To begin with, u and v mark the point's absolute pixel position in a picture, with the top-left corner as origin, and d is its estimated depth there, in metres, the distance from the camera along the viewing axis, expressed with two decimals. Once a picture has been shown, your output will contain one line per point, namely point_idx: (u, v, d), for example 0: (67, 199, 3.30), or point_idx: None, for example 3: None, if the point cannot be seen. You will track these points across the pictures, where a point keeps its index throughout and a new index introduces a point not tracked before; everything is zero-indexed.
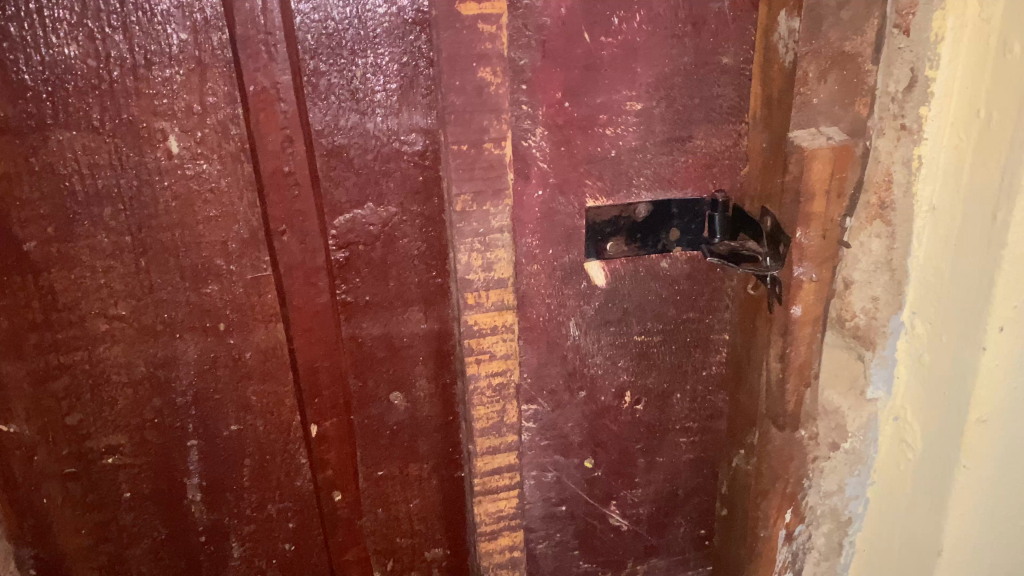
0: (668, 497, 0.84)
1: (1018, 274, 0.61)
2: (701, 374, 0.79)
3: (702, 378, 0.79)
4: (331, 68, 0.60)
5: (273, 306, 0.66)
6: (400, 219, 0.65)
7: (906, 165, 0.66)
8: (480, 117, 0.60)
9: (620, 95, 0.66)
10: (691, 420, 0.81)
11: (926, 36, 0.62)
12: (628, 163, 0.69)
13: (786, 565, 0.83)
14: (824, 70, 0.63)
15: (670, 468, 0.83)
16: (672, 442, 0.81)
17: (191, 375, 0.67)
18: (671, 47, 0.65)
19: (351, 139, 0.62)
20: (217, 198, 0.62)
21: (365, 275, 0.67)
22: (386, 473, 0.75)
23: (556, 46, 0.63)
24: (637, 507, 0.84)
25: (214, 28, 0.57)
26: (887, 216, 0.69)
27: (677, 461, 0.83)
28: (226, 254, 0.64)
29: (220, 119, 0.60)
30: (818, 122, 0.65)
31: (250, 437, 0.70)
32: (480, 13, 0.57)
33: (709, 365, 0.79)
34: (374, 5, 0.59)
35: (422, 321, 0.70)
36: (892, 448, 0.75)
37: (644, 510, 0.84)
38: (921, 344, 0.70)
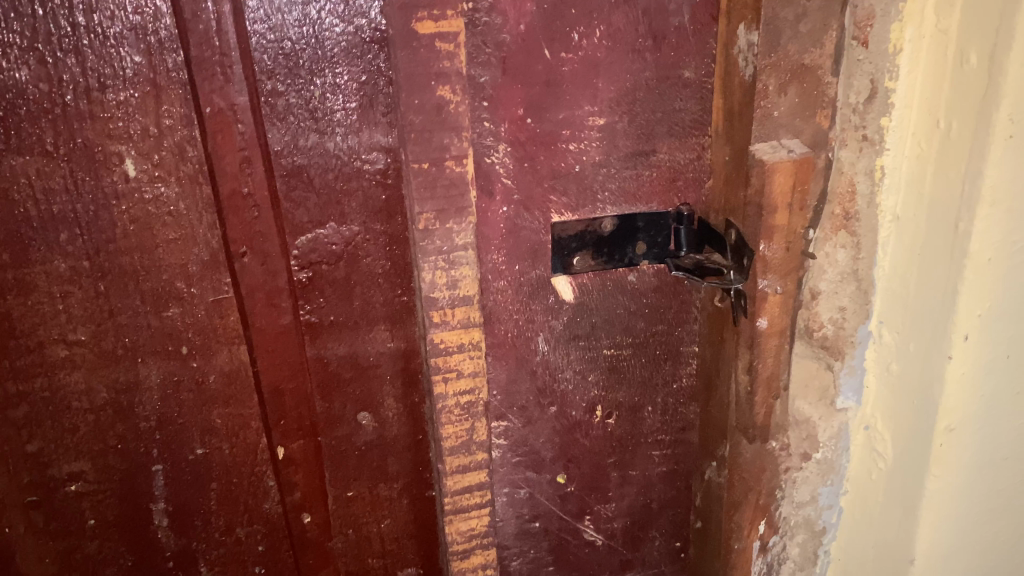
0: (642, 511, 0.84)
1: (981, 283, 0.61)
2: (672, 387, 0.79)
3: (673, 390, 0.79)
4: (289, 88, 0.59)
5: (235, 328, 0.66)
6: (363, 238, 0.65)
7: (869, 176, 0.66)
8: (440, 135, 0.60)
9: (582, 110, 0.66)
10: (663, 433, 0.81)
11: (885, 48, 0.62)
12: (592, 178, 0.69)
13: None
14: (783, 83, 0.64)
15: (643, 481, 0.82)
16: (644, 455, 0.81)
17: (154, 400, 0.66)
18: (632, 62, 0.65)
19: (311, 160, 0.62)
20: (176, 221, 0.61)
21: (329, 294, 0.66)
22: (356, 493, 0.74)
23: (516, 63, 0.63)
24: (611, 521, 0.83)
25: (169, 50, 0.57)
26: (851, 226, 0.69)
27: (650, 474, 0.82)
28: (186, 276, 0.63)
29: (177, 141, 0.59)
30: (779, 135, 0.65)
31: (216, 460, 0.69)
32: (438, 31, 0.57)
33: (679, 377, 0.79)
34: (331, 24, 0.58)
35: (389, 339, 0.69)
36: (864, 457, 0.75)
37: (619, 524, 0.84)
38: (889, 352, 0.70)
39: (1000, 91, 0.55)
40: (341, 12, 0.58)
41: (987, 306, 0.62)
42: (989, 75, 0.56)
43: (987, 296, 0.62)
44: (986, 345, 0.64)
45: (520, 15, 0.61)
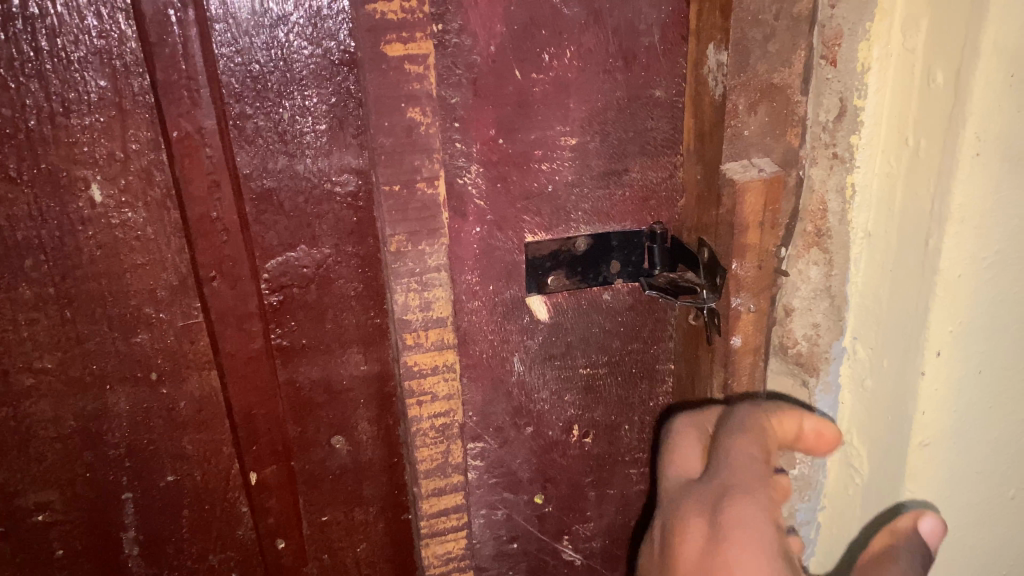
0: (621, 530, 0.83)
1: (952, 299, 0.62)
2: (648, 406, 0.79)
3: (650, 409, 0.79)
4: (257, 111, 0.59)
5: (206, 353, 0.65)
6: (334, 260, 0.64)
7: (840, 193, 0.66)
8: (411, 157, 0.60)
9: (554, 130, 0.66)
10: (641, 451, 0.80)
11: (853, 67, 0.62)
12: (565, 198, 0.68)
13: None
14: (752, 102, 0.64)
15: (621, 500, 0.82)
16: (622, 473, 0.81)
17: (124, 427, 0.65)
18: (602, 82, 0.65)
19: (280, 182, 0.61)
20: (144, 245, 0.60)
21: (301, 318, 0.65)
22: (330, 518, 0.73)
23: (486, 84, 0.63)
24: (590, 541, 0.83)
25: (134, 74, 0.56)
26: (823, 243, 0.69)
27: (628, 493, 0.82)
28: (155, 301, 0.62)
29: (144, 165, 0.58)
30: (750, 154, 0.65)
31: (188, 487, 0.68)
32: (407, 53, 0.57)
33: (656, 396, 0.79)
34: (299, 47, 0.58)
35: (362, 362, 0.68)
36: (841, 474, 0.75)
37: (598, 543, 0.83)
38: (864, 368, 0.70)
39: (967, 108, 0.56)
40: (309, 34, 0.57)
41: (958, 322, 0.63)
42: (955, 94, 0.57)
43: (957, 312, 0.62)
44: (958, 360, 0.64)
45: (491, 36, 0.61)
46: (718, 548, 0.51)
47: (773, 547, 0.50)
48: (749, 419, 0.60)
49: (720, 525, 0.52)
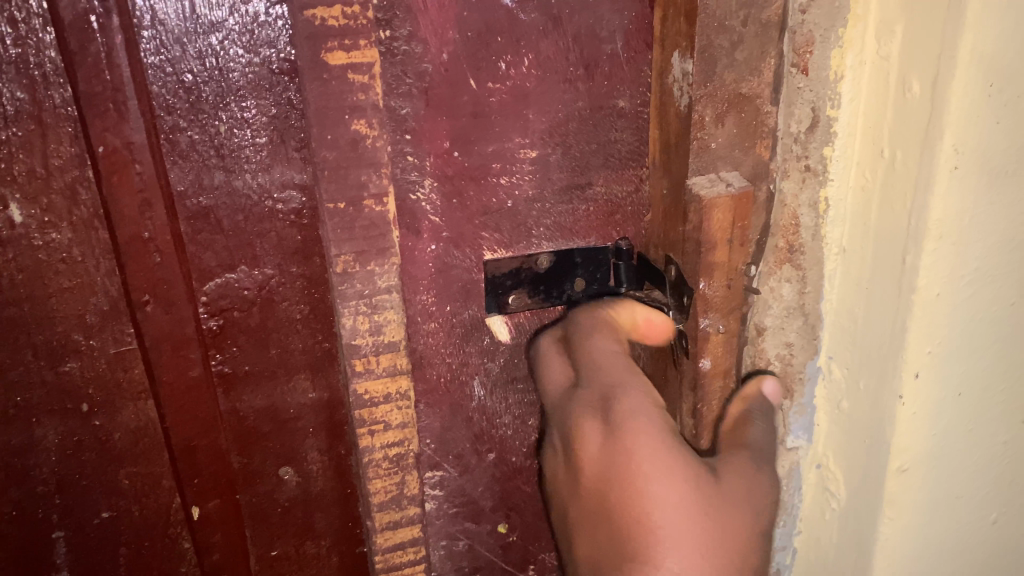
0: None
1: (931, 319, 0.59)
2: None
3: None
4: (192, 124, 0.54)
5: (141, 382, 0.61)
6: (277, 281, 0.60)
7: (813, 208, 0.63)
8: (357, 171, 0.56)
9: (512, 142, 0.62)
10: None
11: (825, 75, 0.59)
12: (526, 214, 0.65)
13: None
14: (720, 113, 0.60)
15: None
16: None
17: (53, 461, 0.61)
18: (563, 91, 0.62)
19: (217, 200, 0.57)
20: (70, 268, 0.56)
21: (243, 342, 0.61)
22: (280, 553, 0.69)
23: (439, 94, 0.59)
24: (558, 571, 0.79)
25: (55, 84, 0.52)
26: (796, 260, 0.66)
27: None
28: (84, 327, 0.58)
29: (68, 182, 0.54)
30: (718, 167, 0.61)
31: (125, 523, 0.64)
32: (350, 62, 0.53)
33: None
34: (234, 55, 0.54)
35: (310, 389, 0.64)
36: (817, 497, 0.73)
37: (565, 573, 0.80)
38: (839, 390, 0.68)
39: (944, 121, 0.53)
40: (246, 41, 0.53)
41: (936, 343, 0.60)
42: (931, 104, 0.54)
43: (936, 332, 0.59)
44: (937, 383, 0.61)
45: (443, 43, 0.58)
46: (622, 443, 0.53)
47: (663, 427, 0.55)
48: (589, 319, 0.63)
49: (616, 422, 0.54)
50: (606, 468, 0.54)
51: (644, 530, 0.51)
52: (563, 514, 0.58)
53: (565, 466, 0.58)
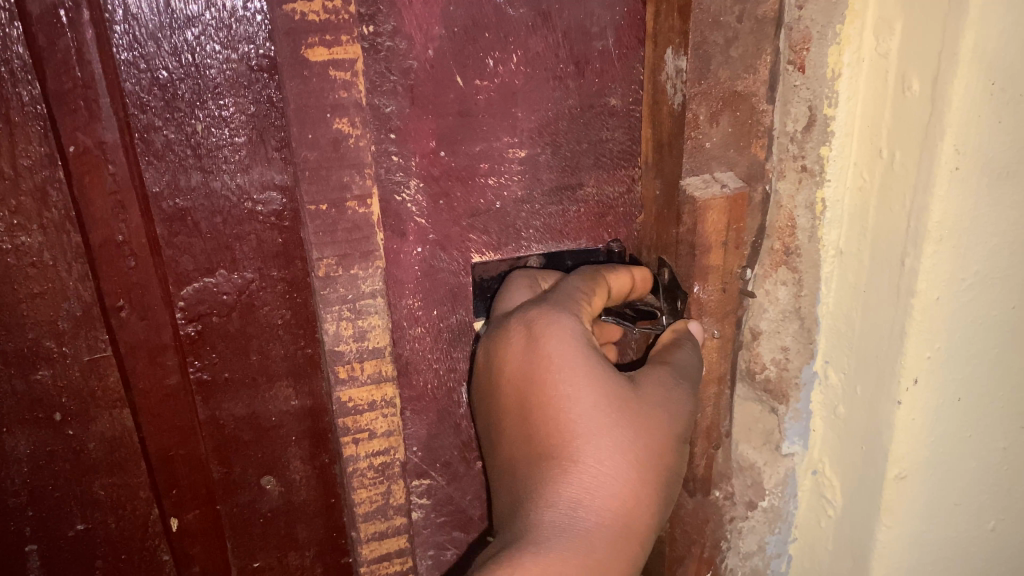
0: None
1: (931, 323, 0.57)
2: None
3: None
4: (167, 123, 0.52)
5: (116, 391, 0.58)
6: (258, 285, 0.58)
7: (809, 209, 0.62)
8: (339, 172, 0.54)
9: (500, 142, 0.60)
10: None
11: (823, 73, 0.57)
12: (514, 215, 0.63)
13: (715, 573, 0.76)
14: (715, 111, 0.57)
15: None
16: None
17: (24, 472, 0.59)
18: (553, 89, 0.60)
19: (195, 202, 0.55)
20: (41, 273, 0.54)
21: (222, 349, 0.59)
22: (262, 564, 0.67)
23: (424, 92, 0.57)
24: None
25: (23, 81, 0.50)
26: (792, 262, 0.64)
27: None
28: (56, 334, 0.56)
29: (38, 183, 0.52)
30: (712, 167, 0.58)
31: (101, 535, 0.62)
32: (332, 59, 0.51)
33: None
34: (211, 51, 0.52)
35: (292, 397, 0.62)
36: (812, 503, 0.71)
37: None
38: (836, 394, 0.66)
39: (944, 120, 0.51)
40: (223, 37, 0.51)
41: (936, 347, 0.58)
42: (931, 102, 0.52)
43: (936, 337, 0.58)
44: (936, 388, 0.60)
45: (428, 39, 0.56)
46: (541, 352, 0.55)
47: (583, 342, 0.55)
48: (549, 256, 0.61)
49: (533, 333, 0.55)
50: (524, 376, 0.55)
51: (563, 432, 0.53)
52: (492, 426, 0.59)
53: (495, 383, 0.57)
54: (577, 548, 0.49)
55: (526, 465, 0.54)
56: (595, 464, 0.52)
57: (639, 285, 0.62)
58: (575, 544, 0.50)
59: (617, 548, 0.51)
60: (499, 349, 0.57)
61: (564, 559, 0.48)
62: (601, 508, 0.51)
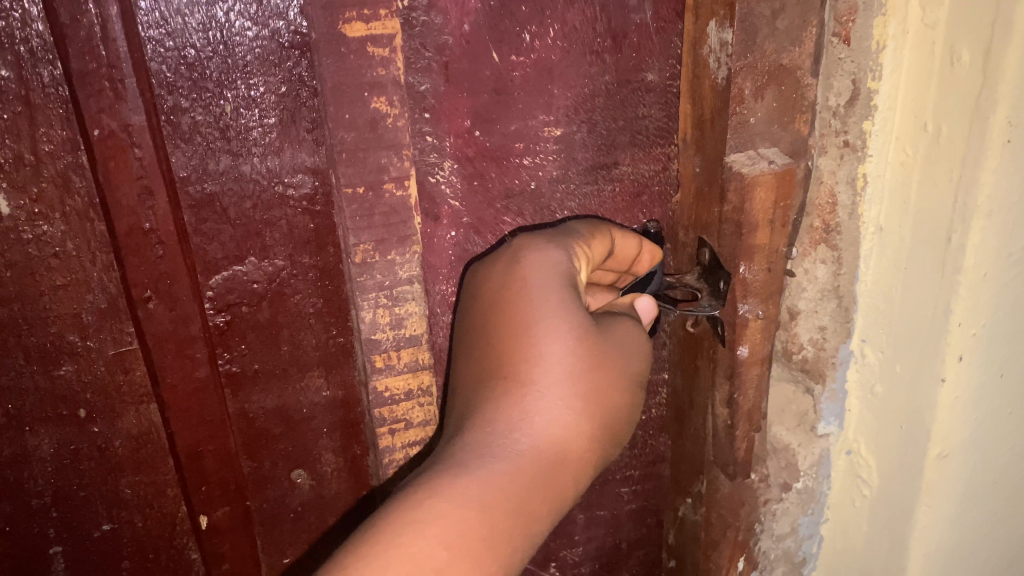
0: (610, 553, 0.80)
1: (975, 299, 0.56)
2: (641, 419, 0.73)
3: (643, 422, 0.73)
4: (195, 104, 0.50)
5: (143, 385, 0.57)
6: (288, 273, 0.56)
7: (851, 185, 0.60)
8: (376, 154, 0.52)
9: (536, 120, 0.58)
10: (632, 468, 0.76)
11: (867, 45, 0.56)
12: (549, 196, 0.62)
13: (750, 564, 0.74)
14: (761, 86, 0.55)
15: (612, 522, 0.78)
16: (613, 493, 0.76)
17: (49, 471, 0.57)
18: (589, 65, 0.58)
19: (223, 186, 0.53)
20: (63, 263, 0.52)
21: (251, 340, 0.57)
22: (293, 560, 0.65)
23: (459, 68, 0.55)
24: (578, 566, 0.79)
25: (43, 61, 0.47)
26: (832, 240, 0.63)
27: (619, 513, 0.78)
28: (80, 327, 0.54)
29: (60, 169, 0.50)
30: (755, 144, 0.56)
31: (127, 535, 0.61)
32: (369, 34, 0.49)
33: (649, 408, 0.73)
34: (242, 28, 0.49)
35: (324, 387, 0.60)
36: (846, 484, 0.70)
37: (586, 569, 0.80)
38: (873, 373, 0.65)
39: (997, 92, 0.50)
40: (253, 13, 0.49)
41: (981, 324, 0.57)
42: (983, 74, 0.51)
43: (980, 314, 0.57)
44: (978, 365, 0.59)
45: (464, 13, 0.54)
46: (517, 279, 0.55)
47: (562, 275, 0.54)
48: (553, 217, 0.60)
49: (516, 261, 0.55)
50: (495, 302, 0.55)
51: (516, 360, 0.53)
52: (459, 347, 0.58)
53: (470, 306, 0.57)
54: (508, 471, 0.50)
55: (478, 385, 0.55)
56: (542, 397, 0.53)
57: (645, 260, 0.62)
58: (505, 467, 0.50)
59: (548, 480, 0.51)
60: (482, 271, 0.57)
61: (488, 482, 0.49)
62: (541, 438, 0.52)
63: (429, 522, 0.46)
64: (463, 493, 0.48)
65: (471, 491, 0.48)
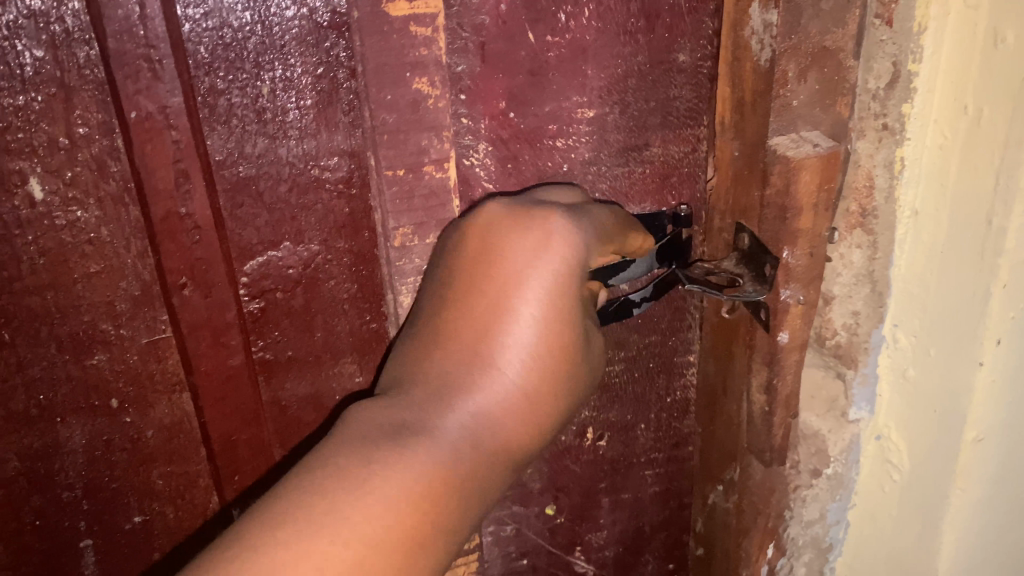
0: (633, 535, 0.79)
1: (1015, 283, 0.56)
2: (665, 402, 0.73)
3: (667, 405, 0.73)
4: (232, 85, 0.49)
5: (175, 374, 0.57)
6: (324, 258, 0.56)
7: (888, 168, 0.59)
8: (417, 135, 0.52)
9: (569, 101, 0.58)
10: (657, 451, 0.75)
11: (910, 26, 0.55)
12: (581, 177, 0.61)
13: (778, 550, 0.74)
14: (804, 68, 0.54)
15: (635, 504, 0.78)
16: (637, 475, 0.76)
17: (80, 464, 0.58)
18: (622, 45, 0.57)
19: (260, 170, 0.52)
20: (97, 250, 0.52)
21: (286, 327, 0.57)
22: None
23: (495, 49, 0.54)
24: (602, 550, 0.79)
25: (78, 41, 0.46)
26: (868, 224, 0.62)
27: (642, 496, 0.77)
28: (113, 316, 0.54)
29: (94, 153, 0.49)
30: (798, 126, 0.56)
31: (159, 525, 0.62)
32: (412, 14, 0.48)
33: (673, 391, 0.72)
34: (280, 7, 0.48)
35: (357, 372, 0.61)
36: (874, 470, 0.70)
37: (610, 552, 0.79)
38: (906, 358, 0.64)
39: None
40: None
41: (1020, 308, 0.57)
42: None
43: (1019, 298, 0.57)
44: (1015, 349, 0.59)
45: None
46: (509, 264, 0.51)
47: (573, 270, 0.51)
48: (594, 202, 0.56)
49: (542, 240, 0.50)
50: (494, 274, 0.51)
51: (489, 350, 0.50)
52: (442, 297, 0.53)
53: (468, 260, 0.52)
54: (435, 478, 0.46)
55: (439, 354, 0.51)
56: (495, 394, 0.50)
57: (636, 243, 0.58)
58: (444, 467, 0.47)
59: (475, 486, 0.49)
60: (498, 221, 0.52)
61: (425, 483, 0.45)
62: (479, 437, 0.49)
63: (331, 520, 0.42)
64: (401, 486, 0.44)
65: (408, 485, 0.45)
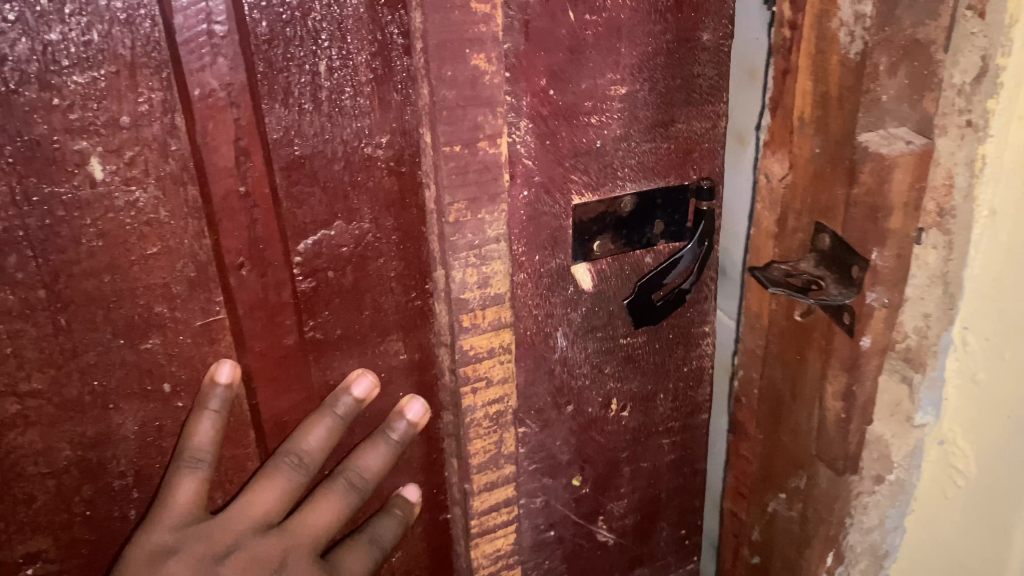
0: (650, 501, 0.79)
1: None
2: (682, 370, 0.73)
3: (682, 374, 0.74)
4: (291, 63, 0.49)
5: (228, 358, 0.56)
6: (373, 236, 0.56)
7: (969, 167, 0.53)
8: (473, 111, 0.51)
9: (604, 79, 0.56)
10: (672, 420, 0.76)
11: (1003, 19, 0.49)
12: (612, 154, 0.59)
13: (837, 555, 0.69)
14: (895, 62, 0.52)
15: (652, 472, 0.77)
16: (655, 445, 0.76)
17: (132, 450, 0.57)
18: (654, 23, 0.56)
19: (315, 148, 0.52)
20: (154, 231, 0.51)
21: (335, 306, 0.57)
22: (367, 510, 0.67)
23: (539, 27, 0.52)
24: (622, 518, 0.78)
25: (140, 14, 0.46)
26: (945, 225, 0.56)
27: (659, 464, 0.78)
28: (169, 298, 0.53)
29: (156, 132, 0.49)
30: (886, 124, 0.54)
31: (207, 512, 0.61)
32: None
33: (690, 360, 0.73)
34: None
35: (401, 350, 0.61)
36: (936, 474, 0.66)
37: (629, 520, 0.79)
38: (976, 362, 0.60)
39: None
40: None
41: None
42: None
43: None
44: None
45: None
46: None
47: None
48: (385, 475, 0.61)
49: None
50: None
51: None
52: None
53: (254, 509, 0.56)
54: None
55: None
56: None
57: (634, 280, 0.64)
58: None
59: None
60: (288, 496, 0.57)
61: None
62: None
63: None
64: None
65: None
